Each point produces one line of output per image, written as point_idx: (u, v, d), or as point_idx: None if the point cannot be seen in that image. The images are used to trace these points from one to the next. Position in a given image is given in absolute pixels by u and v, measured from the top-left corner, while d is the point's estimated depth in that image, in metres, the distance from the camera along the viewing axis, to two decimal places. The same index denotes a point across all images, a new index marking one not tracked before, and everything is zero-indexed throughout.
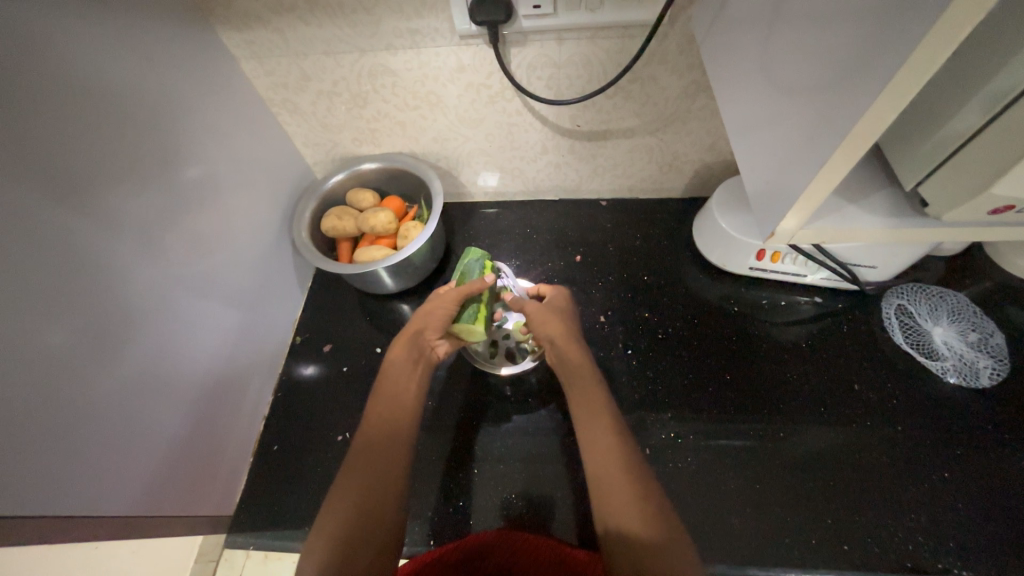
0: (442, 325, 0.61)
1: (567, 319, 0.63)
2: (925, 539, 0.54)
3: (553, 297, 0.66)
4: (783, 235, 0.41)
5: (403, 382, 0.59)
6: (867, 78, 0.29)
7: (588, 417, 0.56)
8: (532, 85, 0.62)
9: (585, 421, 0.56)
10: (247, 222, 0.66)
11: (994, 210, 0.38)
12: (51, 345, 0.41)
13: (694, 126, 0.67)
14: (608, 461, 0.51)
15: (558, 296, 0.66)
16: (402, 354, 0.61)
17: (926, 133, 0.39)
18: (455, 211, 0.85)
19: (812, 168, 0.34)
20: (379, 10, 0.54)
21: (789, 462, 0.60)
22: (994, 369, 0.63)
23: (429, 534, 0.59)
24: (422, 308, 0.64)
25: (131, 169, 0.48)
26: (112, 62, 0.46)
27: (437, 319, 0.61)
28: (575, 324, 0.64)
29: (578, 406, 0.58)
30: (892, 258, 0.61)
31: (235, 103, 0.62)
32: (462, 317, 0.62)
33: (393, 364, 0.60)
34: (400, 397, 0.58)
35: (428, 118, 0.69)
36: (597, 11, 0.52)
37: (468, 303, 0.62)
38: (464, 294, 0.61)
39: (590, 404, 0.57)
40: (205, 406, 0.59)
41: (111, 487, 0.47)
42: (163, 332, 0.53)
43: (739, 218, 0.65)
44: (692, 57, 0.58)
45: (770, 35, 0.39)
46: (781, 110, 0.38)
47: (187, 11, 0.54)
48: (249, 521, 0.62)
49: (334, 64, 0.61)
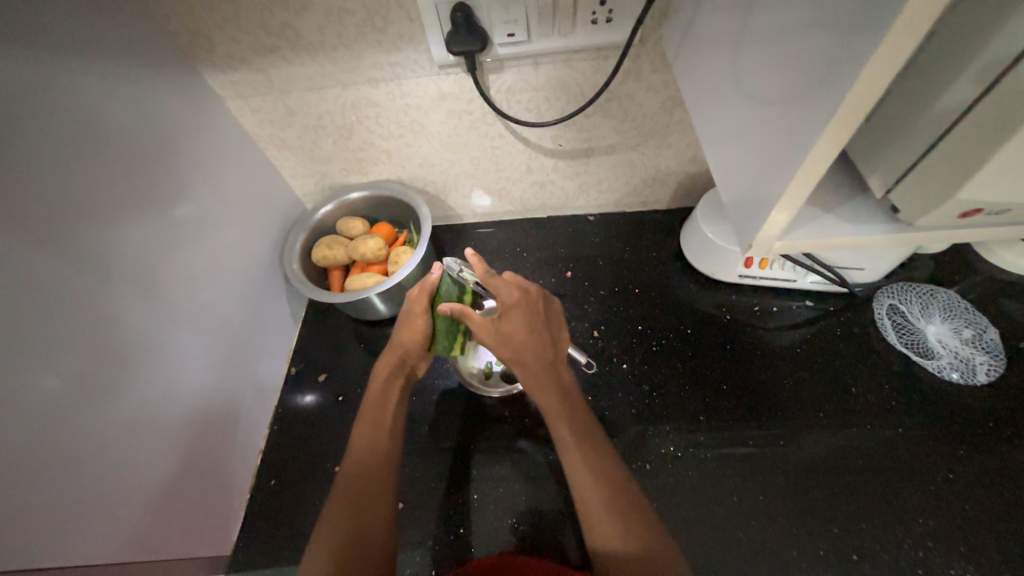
0: (418, 349, 0.61)
1: (527, 323, 0.55)
2: (934, 543, 0.53)
3: (502, 301, 0.56)
4: (761, 247, 0.42)
5: (387, 407, 0.58)
6: (824, 97, 0.30)
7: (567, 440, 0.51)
8: (513, 109, 0.64)
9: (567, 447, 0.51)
10: (237, 255, 0.66)
11: (962, 213, 0.39)
12: (44, 392, 0.41)
13: (674, 139, 0.69)
14: (584, 490, 0.48)
15: (512, 294, 0.57)
16: (383, 373, 0.60)
17: (892, 141, 0.40)
18: (445, 233, 0.85)
19: (783, 180, 0.35)
20: (358, 46, 0.56)
21: (793, 470, 0.59)
22: (991, 365, 0.62)
23: (431, 563, 0.58)
24: (397, 328, 0.62)
25: (125, 212, 0.49)
26: (102, 111, 0.48)
27: (413, 343, 0.61)
28: (542, 326, 0.57)
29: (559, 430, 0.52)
30: (878, 259, 0.62)
31: (224, 141, 0.64)
32: (438, 344, 0.62)
33: (376, 388, 0.60)
34: (382, 423, 0.57)
35: (412, 146, 0.70)
36: (570, 35, 0.54)
37: (438, 333, 0.61)
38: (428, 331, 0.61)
39: (557, 430, 0.52)
40: (198, 443, 0.58)
41: (104, 536, 0.46)
42: (155, 372, 0.52)
43: (724, 228, 0.66)
44: (667, 74, 0.59)
45: (737, 51, 0.40)
46: (750, 124, 0.39)
47: (171, 55, 0.56)
48: (247, 560, 0.61)
49: (317, 99, 0.63)
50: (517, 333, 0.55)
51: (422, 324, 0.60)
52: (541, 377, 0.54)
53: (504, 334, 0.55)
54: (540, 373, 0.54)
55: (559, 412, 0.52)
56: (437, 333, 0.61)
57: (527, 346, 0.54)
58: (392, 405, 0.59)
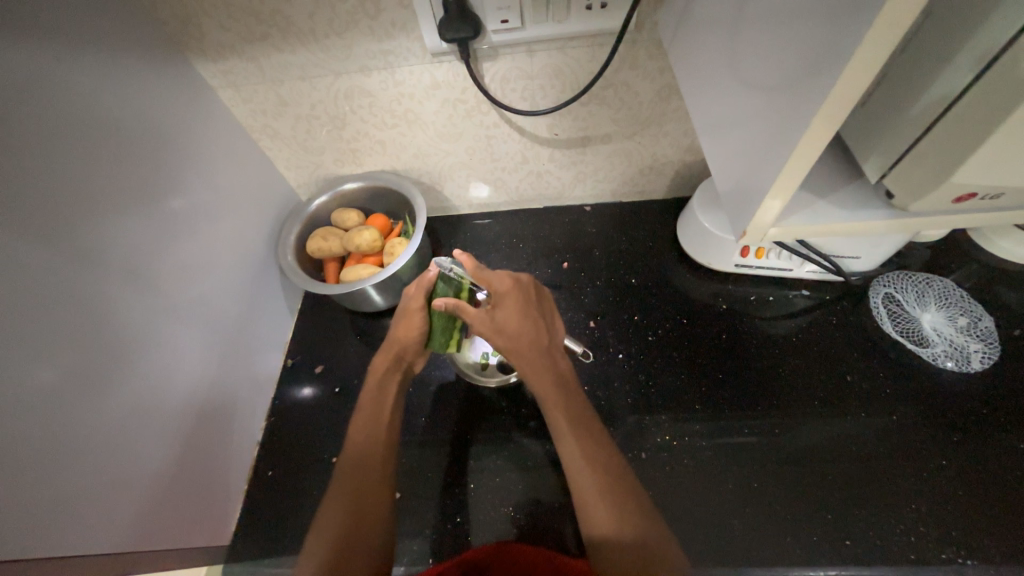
0: (416, 346, 0.61)
1: (523, 315, 0.55)
2: (926, 528, 0.54)
3: (494, 291, 0.57)
4: (756, 235, 0.42)
5: (382, 399, 0.59)
6: (818, 81, 0.30)
7: (565, 430, 0.51)
8: (508, 98, 0.63)
9: (564, 437, 0.51)
10: (233, 247, 0.66)
11: (957, 199, 0.38)
12: (40, 383, 0.41)
13: (671, 127, 0.68)
14: (579, 477, 0.48)
15: (507, 284, 0.57)
16: (380, 367, 0.61)
17: (886, 127, 0.40)
18: (441, 224, 0.85)
19: (778, 167, 0.35)
20: (350, 33, 0.55)
21: (788, 458, 0.59)
22: (986, 353, 0.63)
23: (429, 551, 0.58)
24: (393, 325, 0.62)
25: (117, 203, 0.49)
26: (91, 100, 0.47)
27: (410, 340, 0.60)
28: (539, 317, 0.57)
29: (555, 419, 0.52)
30: (874, 248, 0.62)
31: (216, 131, 0.63)
32: (434, 341, 0.61)
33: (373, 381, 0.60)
34: (378, 415, 0.57)
35: (407, 135, 0.69)
36: (565, 21, 0.53)
37: (434, 330, 0.61)
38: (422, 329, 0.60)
39: (554, 419, 0.52)
40: (196, 435, 0.58)
41: (102, 526, 0.46)
42: (150, 364, 0.52)
43: (720, 217, 0.66)
44: (663, 61, 0.59)
45: (733, 36, 0.39)
46: (745, 110, 0.39)
47: (161, 44, 0.55)
48: (246, 550, 0.62)
49: (310, 88, 0.62)
50: (514, 323, 0.55)
51: (419, 322, 0.60)
52: (538, 367, 0.54)
53: (500, 325, 0.55)
54: (537, 363, 0.54)
55: (557, 402, 0.53)
56: (433, 330, 0.61)
57: (524, 336, 0.54)
58: (388, 398, 0.59)
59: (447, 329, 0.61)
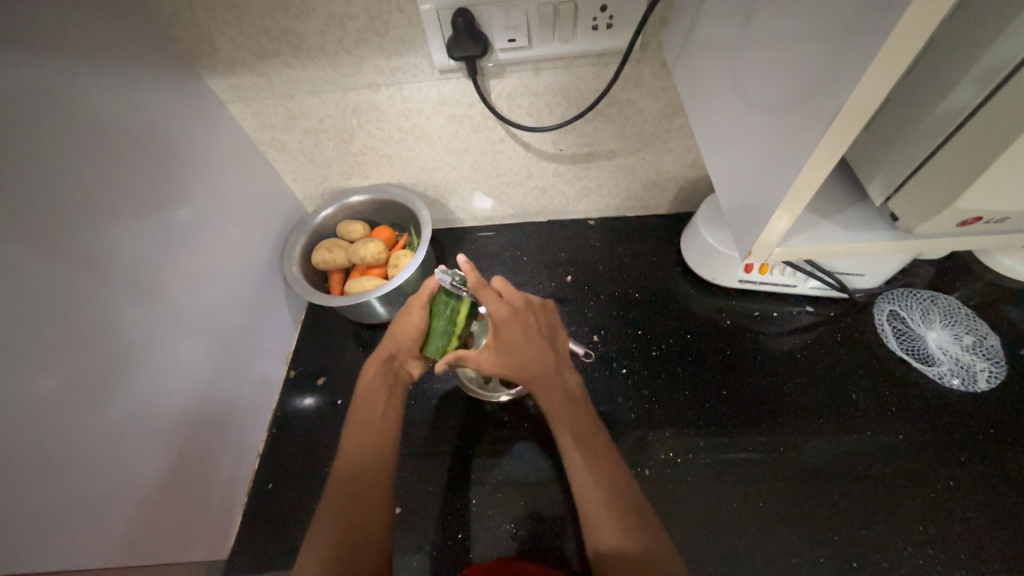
0: (411, 348, 0.61)
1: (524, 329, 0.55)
2: (935, 550, 0.53)
3: (494, 317, 0.55)
4: (760, 254, 0.42)
5: (374, 406, 0.58)
6: (821, 104, 0.30)
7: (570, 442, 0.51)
8: (513, 114, 0.64)
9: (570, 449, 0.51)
10: (238, 257, 0.67)
11: (962, 222, 0.39)
12: (44, 394, 0.41)
13: (675, 144, 0.69)
14: (586, 496, 0.48)
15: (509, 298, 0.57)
16: (372, 375, 0.60)
17: (890, 149, 0.40)
18: (446, 237, 0.85)
19: (782, 187, 0.35)
20: (359, 51, 0.56)
21: (792, 476, 0.59)
22: (992, 372, 0.62)
23: (429, 568, 0.58)
24: (391, 327, 0.62)
25: (126, 215, 0.49)
26: (102, 114, 0.48)
27: (405, 341, 0.60)
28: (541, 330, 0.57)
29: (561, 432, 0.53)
30: (879, 265, 0.62)
31: (225, 145, 0.64)
32: (430, 346, 0.60)
33: (365, 391, 0.59)
34: (371, 423, 0.57)
35: (413, 150, 0.70)
36: (570, 41, 0.54)
37: (432, 333, 0.60)
38: (418, 329, 0.60)
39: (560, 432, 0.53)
40: (197, 445, 0.58)
41: (100, 538, 0.46)
42: (153, 376, 0.52)
43: (724, 234, 0.66)
44: (667, 80, 0.60)
45: (737, 58, 0.40)
46: (750, 130, 0.39)
47: (173, 59, 0.56)
48: (244, 564, 0.61)
49: (318, 103, 0.63)
50: (516, 338, 0.55)
51: (417, 319, 0.60)
52: (543, 380, 0.54)
53: (502, 340, 0.55)
54: (541, 377, 0.54)
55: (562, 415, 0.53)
56: (431, 332, 0.60)
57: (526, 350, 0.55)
58: (382, 406, 0.58)
59: (446, 333, 0.60)
